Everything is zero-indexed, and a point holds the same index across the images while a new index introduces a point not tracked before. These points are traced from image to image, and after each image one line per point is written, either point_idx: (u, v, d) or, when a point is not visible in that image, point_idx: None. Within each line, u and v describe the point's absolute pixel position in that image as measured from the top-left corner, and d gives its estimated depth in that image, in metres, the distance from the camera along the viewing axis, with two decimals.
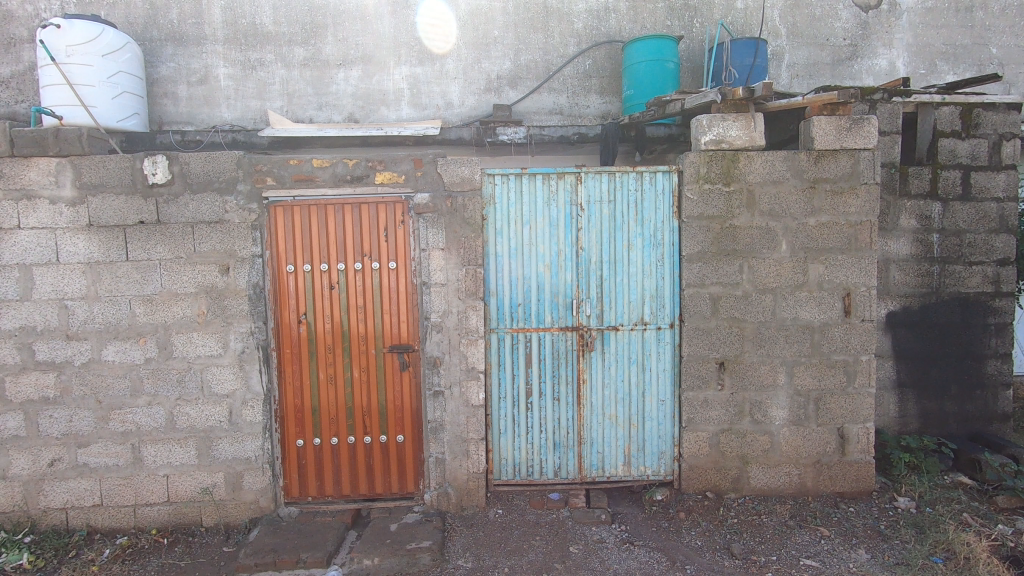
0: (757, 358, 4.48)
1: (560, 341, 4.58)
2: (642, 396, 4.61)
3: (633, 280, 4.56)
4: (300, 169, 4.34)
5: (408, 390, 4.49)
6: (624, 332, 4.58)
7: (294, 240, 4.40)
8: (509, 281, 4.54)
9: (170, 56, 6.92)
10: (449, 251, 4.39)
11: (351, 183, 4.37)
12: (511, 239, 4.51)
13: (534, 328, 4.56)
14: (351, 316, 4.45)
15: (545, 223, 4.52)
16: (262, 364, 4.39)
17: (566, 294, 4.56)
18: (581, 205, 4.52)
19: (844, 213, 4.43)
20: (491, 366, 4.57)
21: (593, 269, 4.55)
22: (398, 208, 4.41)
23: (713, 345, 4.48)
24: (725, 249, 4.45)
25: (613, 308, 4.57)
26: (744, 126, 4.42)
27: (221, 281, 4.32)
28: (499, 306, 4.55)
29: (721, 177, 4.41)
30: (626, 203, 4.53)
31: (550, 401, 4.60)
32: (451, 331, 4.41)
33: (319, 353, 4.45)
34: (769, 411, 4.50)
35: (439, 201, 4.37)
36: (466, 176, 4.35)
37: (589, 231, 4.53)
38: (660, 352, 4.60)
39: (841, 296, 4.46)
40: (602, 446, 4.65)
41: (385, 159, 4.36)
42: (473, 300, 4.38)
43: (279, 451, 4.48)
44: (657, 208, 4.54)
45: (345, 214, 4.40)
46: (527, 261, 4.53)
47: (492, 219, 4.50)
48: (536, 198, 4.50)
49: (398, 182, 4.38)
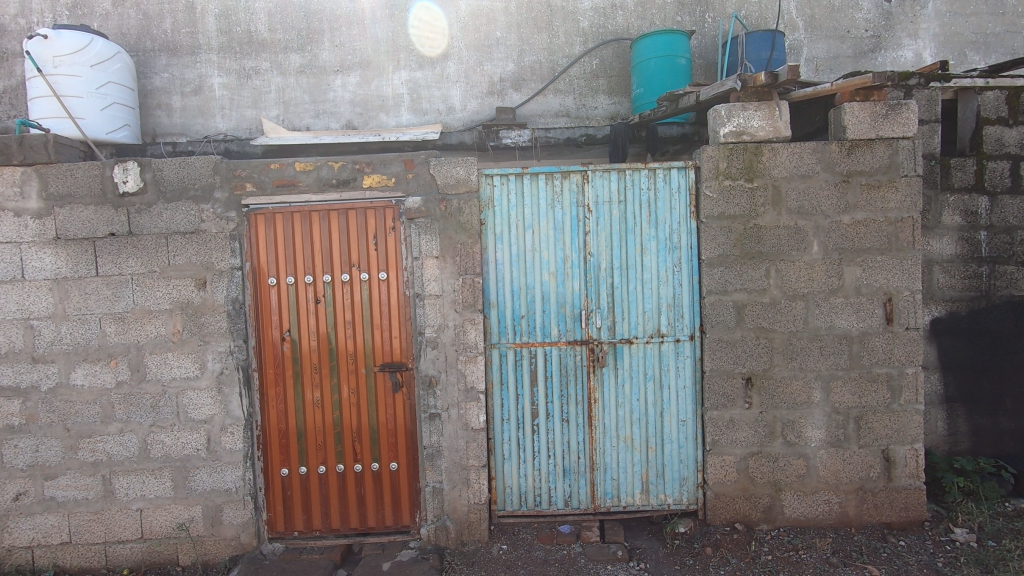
0: (788, 373, 4.02)
1: (568, 357, 4.16)
2: (660, 415, 4.16)
3: (647, 288, 4.14)
4: (282, 174, 4.00)
5: (402, 412, 4.09)
6: (638, 346, 4.15)
7: (276, 251, 4.06)
8: (511, 291, 4.14)
9: (163, 66, 6.67)
10: (444, 259, 4.00)
11: (337, 187, 4.02)
12: (512, 245, 4.12)
13: (538, 343, 4.15)
14: (339, 332, 4.07)
15: (549, 227, 4.13)
16: (242, 386, 4.03)
17: (574, 305, 4.15)
18: (588, 207, 4.12)
19: (883, 209, 3.97)
20: (493, 385, 4.16)
21: (603, 277, 4.13)
22: (388, 213, 4.05)
23: (738, 358, 4.03)
24: (749, 251, 4.02)
25: (627, 319, 4.15)
26: (767, 116, 4.00)
27: (198, 296, 3.98)
28: (500, 318, 4.14)
29: (742, 173, 4.00)
30: (638, 203, 4.13)
31: (558, 423, 4.17)
32: (448, 347, 4.02)
33: (305, 373, 4.08)
34: (804, 432, 4.03)
35: (433, 205, 4.00)
36: (461, 177, 3.98)
37: (598, 235, 4.13)
38: (680, 367, 4.15)
39: (882, 301, 3.99)
40: (617, 472, 4.19)
41: (373, 160, 4.01)
42: (471, 313, 3.99)
43: (262, 481, 4.10)
44: (672, 208, 4.13)
45: (332, 221, 4.05)
46: (530, 270, 4.13)
47: (491, 224, 4.12)
48: (539, 200, 4.12)
49: (388, 185, 4.02)
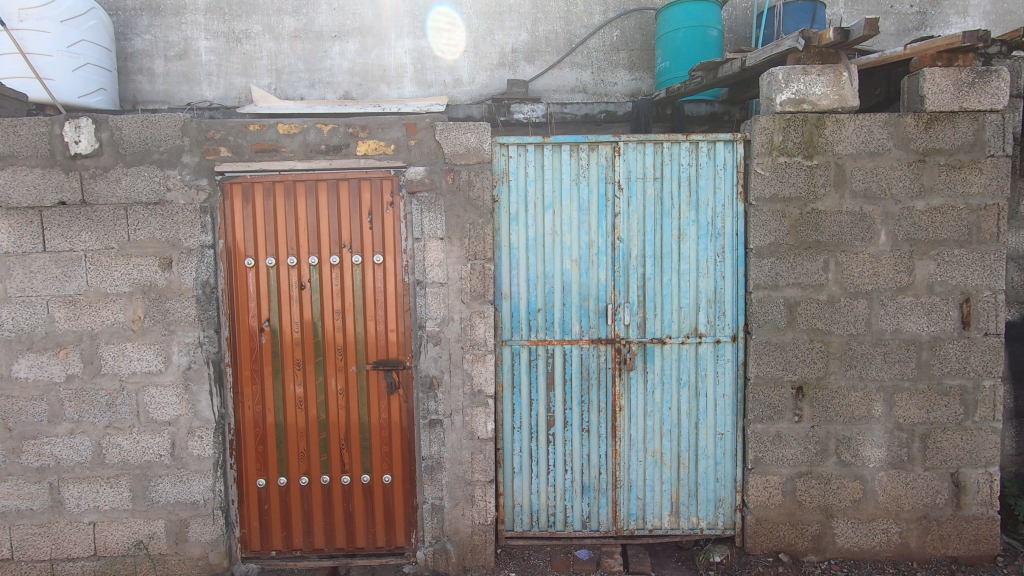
0: (845, 383, 3.48)
1: (591, 357, 3.61)
2: (694, 428, 3.62)
3: (684, 280, 3.57)
4: (261, 137, 3.42)
5: (397, 417, 3.54)
6: (673, 347, 3.59)
7: (254, 227, 3.49)
8: (526, 281, 3.57)
9: (145, 26, 6.03)
10: (451, 241, 3.43)
11: (327, 154, 3.44)
12: (528, 226, 3.55)
13: (557, 341, 3.60)
14: (327, 323, 3.51)
15: (572, 207, 3.56)
16: (214, 384, 3.47)
17: (598, 298, 3.58)
18: (619, 185, 3.55)
19: (963, 194, 3.40)
20: (503, 388, 3.61)
21: (633, 267, 3.57)
22: (386, 186, 3.47)
23: (789, 364, 3.48)
24: (805, 240, 3.46)
25: (659, 316, 3.59)
26: (832, 82, 3.42)
27: (162, 278, 3.42)
28: (513, 311, 3.59)
29: (801, 148, 3.43)
30: (676, 181, 3.55)
31: (578, 433, 3.63)
32: (452, 343, 3.46)
33: (286, 370, 3.52)
34: (862, 451, 3.48)
35: (438, 178, 3.41)
36: (471, 146, 3.40)
37: (629, 218, 3.55)
38: (719, 372, 3.60)
39: (958, 302, 3.43)
40: (643, 491, 3.66)
41: (369, 123, 3.43)
42: (481, 305, 3.44)
43: (236, 493, 3.56)
44: (716, 189, 3.55)
45: (320, 194, 3.48)
46: (549, 256, 3.56)
47: (505, 202, 3.54)
48: (562, 176, 3.55)
49: (385, 153, 3.44)
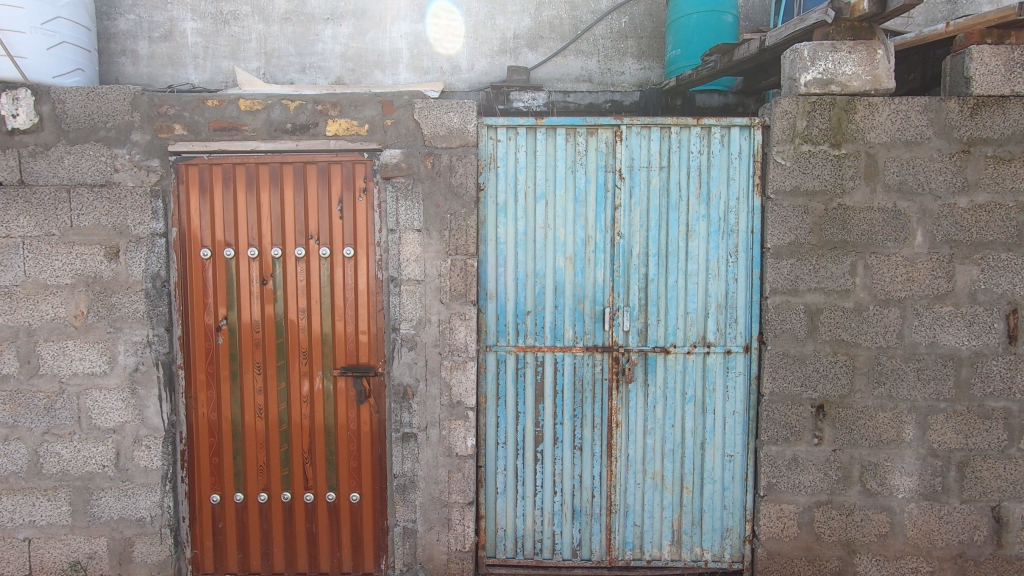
0: (873, 402, 3.08)
1: (585, 367, 3.22)
2: (700, 448, 3.23)
3: (692, 283, 3.17)
4: (220, 114, 3.06)
5: (367, 430, 3.17)
6: (678, 357, 3.20)
7: (212, 214, 3.13)
8: (514, 280, 3.19)
9: (129, 5, 5.36)
10: (429, 233, 3.05)
11: (293, 134, 3.08)
12: (518, 219, 3.17)
13: (547, 347, 3.22)
14: (291, 322, 3.15)
15: (567, 199, 3.17)
16: (163, 388, 3.12)
17: (595, 300, 3.20)
18: (620, 174, 3.16)
19: (1012, 190, 2.98)
20: (486, 399, 3.23)
21: (634, 266, 3.18)
22: (359, 171, 3.10)
23: (809, 379, 3.09)
24: (830, 240, 3.06)
25: (663, 322, 3.19)
26: (864, 60, 3.01)
27: (107, 269, 3.06)
28: (500, 313, 3.20)
29: (827, 135, 3.02)
30: (685, 171, 3.16)
31: (569, 451, 3.25)
32: (429, 348, 3.08)
33: (245, 373, 3.16)
34: (889, 479, 3.09)
35: (416, 162, 3.04)
36: (454, 127, 3.03)
37: (630, 212, 3.17)
38: (729, 386, 3.21)
39: (1004, 313, 3.01)
40: (640, 518, 3.27)
41: (341, 100, 3.06)
42: (462, 306, 3.07)
43: (187, 509, 3.20)
44: (730, 180, 3.15)
45: (285, 178, 3.12)
46: (540, 253, 3.18)
47: (492, 191, 3.16)
48: (556, 163, 3.17)
49: (358, 134, 3.07)
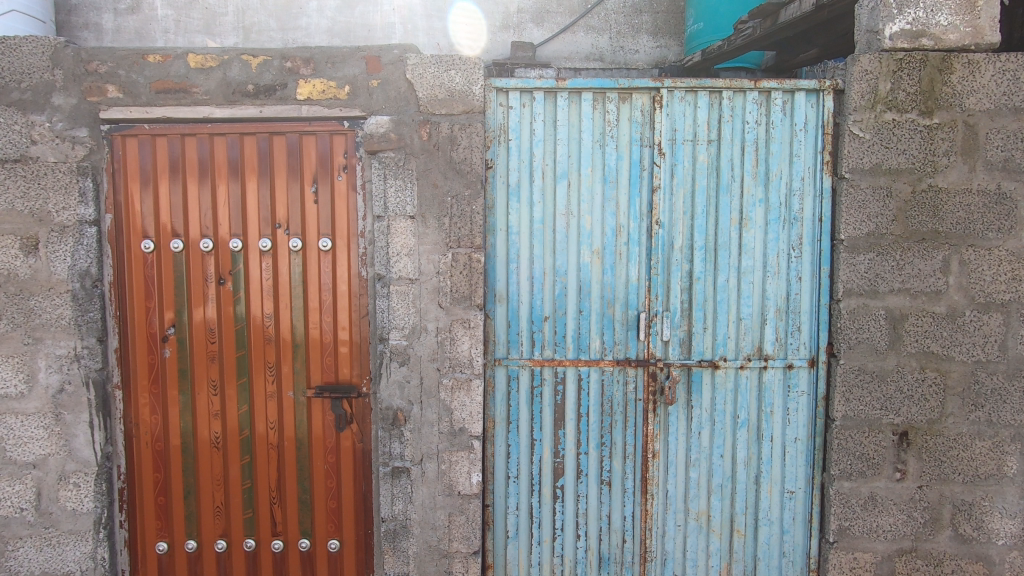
0: (969, 429, 2.51)
1: (615, 385, 2.65)
2: (754, 483, 2.66)
3: (746, 283, 2.60)
4: (164, 72, 2.45)
5: (348, 463, 2.58)
6: (728, 373, 2.63)
7: (156, 197, 2.53)
8: (530, 279, 2.61)
9: None
10: (426, 221, 2.45)
11: (256, 97, 2.47)
12: (534, 204, 2.59)
13: (569, 361, 2.64)
14: (255, 330, 2.55)
15: (594, 180, 2.59)
16: (96, 412, 2.51)
17: (627, 304, 2.62)
18: (659, 149, 2.58)
19: None
20: (495, 424, 2.65)
21: (676, 262, 2.60)
22: (337, 144, 2.51)
23: (890, 401, 2.53)
24: (918, 231, 2.49)
25: (710, 331, 2.62)
26: (962, 7, 2.43)
27: (23, 266, 2.43)
28: (511, 319, 2.62)
29: (916, 100, 2.46)
30: (738, 146, 2.58)
31: (595, 487, 2.68)
32: (425, 364, 2.49)
33: (198, 392, 2.57)
34: (987, 522, 2.53)
35: (409, 132, 2.43)
36: (456, 89, 2.44)
37: (672, 196, 2.59)
38: (791, 408, 2.64)
39: None
40: (681, 568, 2.70)
41: (315, 56, 2.46)
42: (465, 311, 2.48)
43: (128, 560, 2.61)
44: (794, 156, 2.58)
45: (247, 152, 2.53)
46: (561, 246, 2.60)
47: (502, 169, 2.58)
48: (580, 137, 2.59)
49: (337, 98, 2.47)
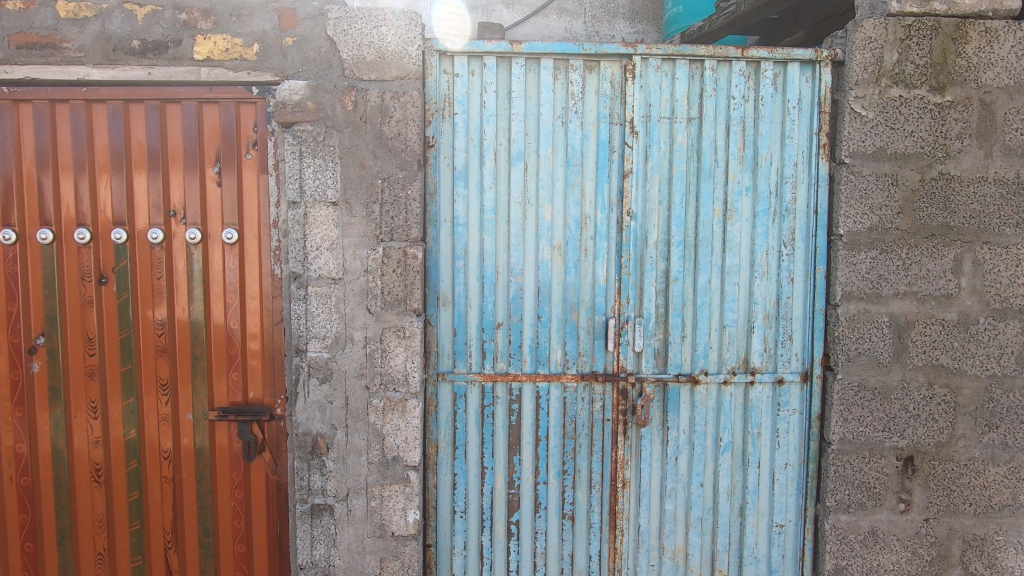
0: (982, 454, 2.19)
1: (579, 404, 2.27)
2: (738, 515, 2.31)
3: (731, 285, 2.24)
4: (26, 22, 1.98)
5: (260, 500, 2.15)
6: (709, 390, 2.26)
7: (19, 177, 2.06)
8: (479, 279, 2.21)
9: None
10: (352, 210, 2.03)
11: (143, 56, 2.01)
12: (485, 191, 2.19)
13: (526, 375, 2.25)
14: (144, 339, 2.10)
15: (555, 163, 2.20)
16: None
17: (593, 309, 2.24)
18: (632, 127, 2.19)
19: None
20: (438, 451, 2.25)
21: (650, 260, 2.23)
22: (245, 115, 2.08)
23: (893, 421, 2.19)
24: (927, 225, 2.16)
25: (690, 340, 2.25)
26: None
27: None
28: (457, 327, 2.23)
29: (927, 74, 2.12)
30: (722, 126, 2.21)
31: (556, 522, 2.29)
32: (351, 381, 2.07)
33: (73, 415, 2.11)
34: (1001, 559, 2.21)
35: (330, 101, 2.00)
36: (389, 50, 2.02)
37: (645, 183, 2.21)
38: (781, 430, 2.29)
39: None
40: None
41: (216, 7, 2.00)
42: (399, 317, 2.06)
43: None
44: (786, 138, 2.22)
45: (133, 123, 2.07)
46: (516, 240, 2.21)
47: (446, 149, 2.18)
48: (538, 112, 2.19)
49: (243, 59, 2.02)
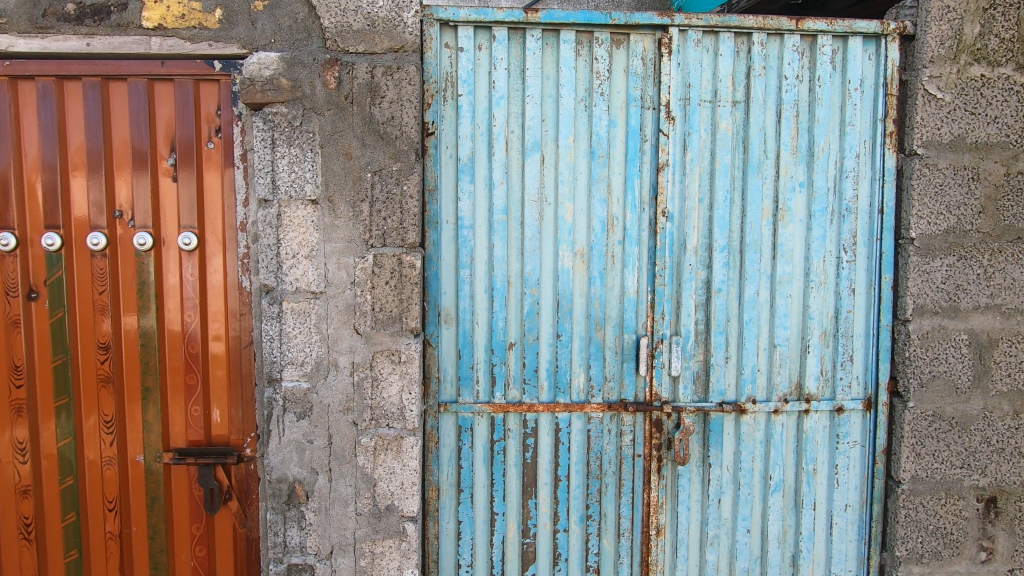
0: None
1: (606, 438, 1.93)
2: (790, 565, 1.98)
3: (783, 297, 1.92)
4: None
5: (226, 558, 1.78)
6: (758, 420, 1.94)
7: None
8: (488, 291, 1.87)
9: None
10: (335, 210, 1.67)
11: (80, 23, 1.64)
12: (494, 187, 1.85)
13: (543, 405, 1.90)
14: (83, 366, 1.74)
15: (578, 154, 1.87)
16: None
17: (621, 327, 1.91)
18: (667, 110, 1.86)
19: None
20: (439, 495, 1.90)
21: (688, 269, 1.90)
22: (206, 95, 1.73)
23: (973, 456, 1.88)
24: (1013, 227, 1.84)
25: (734, 362, 1.93)
26: None
27: None
28: (462, 348, 1.88)
29: (1013, 50, 1.82)
30: (771, 112, 1.89)
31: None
32: (336, 417, 1.71)
33: None
34: None
35: (309, 77, 1.65)
36: (380, 17, 1.67)
37: (683, 178, 1.88)
38: (839, 465, 1.96)
39: None
40: None
41: None
42: (393, 339, 1.71)
43: None
44: (845, 125, 1.90)
45: (69, 105, 1.71)
46: (531, 245, 1.87)
47: (448, 138, 1.84)
48: (557, 94, 1.86)
49: (203, 27, 1.66)
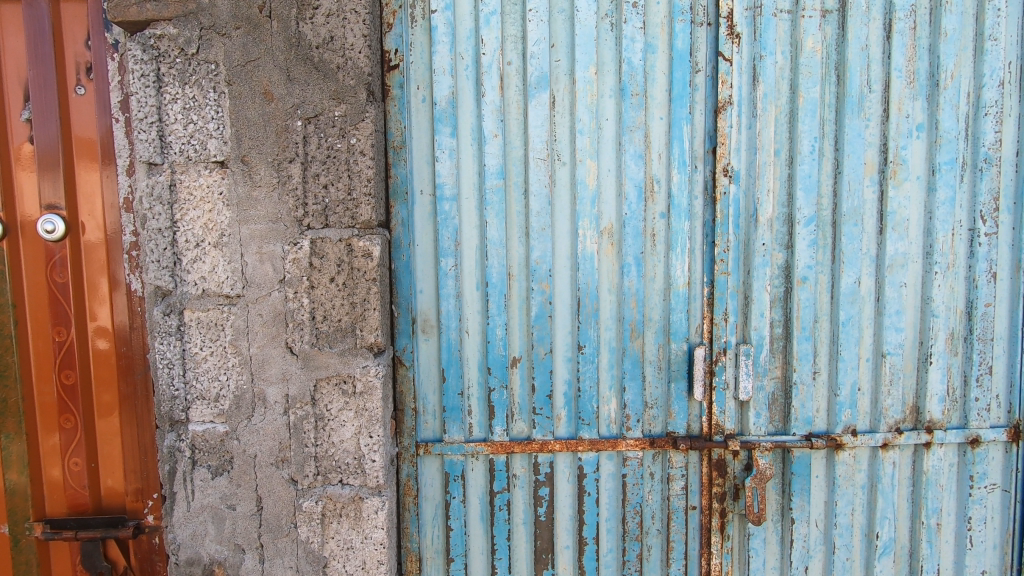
0: None
1: (647, 485, 1.41)
2: None
3: (893, 287, 1.37)
4: None
5: None
6: (859, 459, 1.40)
7: None
8: (482, 286, 1.34)
9: None
10: (252, 176, 1.15)
11: None
12: (486, 142, 1.32)
13: (561, 443, 1.38)
14: None
15: (602, 92, 1.32)
16: None
17: (667, 333, 1.38)
18: (728, 25, 1.31)
19: None
20: (421, 567, 1.39)
21: (761, 250, 1.35)
22: (70, 18, 1.22)
23: None
24: None
25: (826, 379, 1.39)
26: None
27: None
28: (447, 368, 1.36)
29: None
30: (878, 24, 1.33)
31: None
32: (266, 472, 1.20)
33: None
34: None
35: None
36: None
37: (752, 121, 1.33)
38: (973, 518, 1.41)
39: None
40: None
41: None
42: (344, 361, 1.20)
43: None
44: (984, 40, 1.33)
45: None
46: (539, 222, 1.34)
47: (419, 75, 1.31)
48: (572, 8, 1.31)
49: None
